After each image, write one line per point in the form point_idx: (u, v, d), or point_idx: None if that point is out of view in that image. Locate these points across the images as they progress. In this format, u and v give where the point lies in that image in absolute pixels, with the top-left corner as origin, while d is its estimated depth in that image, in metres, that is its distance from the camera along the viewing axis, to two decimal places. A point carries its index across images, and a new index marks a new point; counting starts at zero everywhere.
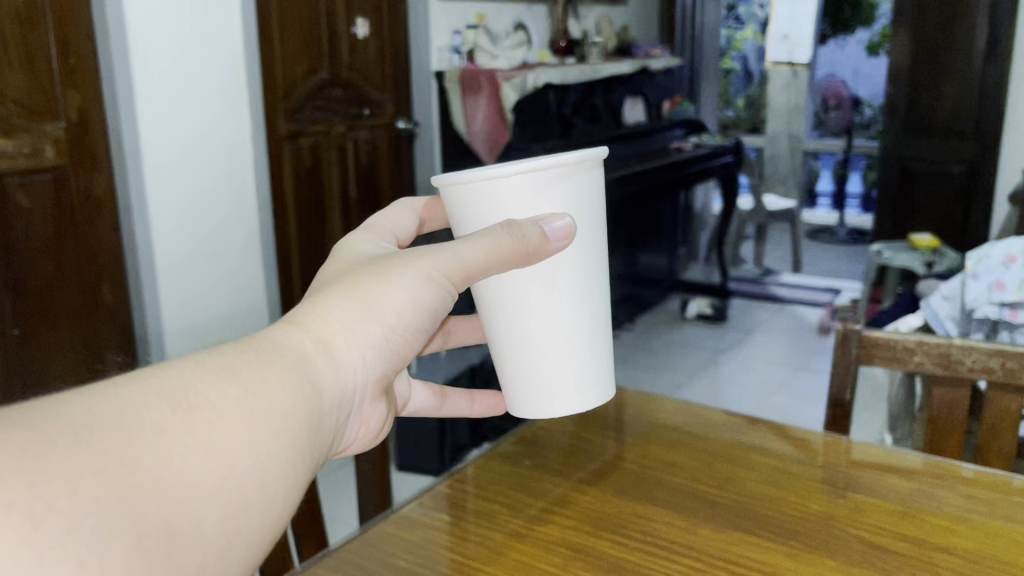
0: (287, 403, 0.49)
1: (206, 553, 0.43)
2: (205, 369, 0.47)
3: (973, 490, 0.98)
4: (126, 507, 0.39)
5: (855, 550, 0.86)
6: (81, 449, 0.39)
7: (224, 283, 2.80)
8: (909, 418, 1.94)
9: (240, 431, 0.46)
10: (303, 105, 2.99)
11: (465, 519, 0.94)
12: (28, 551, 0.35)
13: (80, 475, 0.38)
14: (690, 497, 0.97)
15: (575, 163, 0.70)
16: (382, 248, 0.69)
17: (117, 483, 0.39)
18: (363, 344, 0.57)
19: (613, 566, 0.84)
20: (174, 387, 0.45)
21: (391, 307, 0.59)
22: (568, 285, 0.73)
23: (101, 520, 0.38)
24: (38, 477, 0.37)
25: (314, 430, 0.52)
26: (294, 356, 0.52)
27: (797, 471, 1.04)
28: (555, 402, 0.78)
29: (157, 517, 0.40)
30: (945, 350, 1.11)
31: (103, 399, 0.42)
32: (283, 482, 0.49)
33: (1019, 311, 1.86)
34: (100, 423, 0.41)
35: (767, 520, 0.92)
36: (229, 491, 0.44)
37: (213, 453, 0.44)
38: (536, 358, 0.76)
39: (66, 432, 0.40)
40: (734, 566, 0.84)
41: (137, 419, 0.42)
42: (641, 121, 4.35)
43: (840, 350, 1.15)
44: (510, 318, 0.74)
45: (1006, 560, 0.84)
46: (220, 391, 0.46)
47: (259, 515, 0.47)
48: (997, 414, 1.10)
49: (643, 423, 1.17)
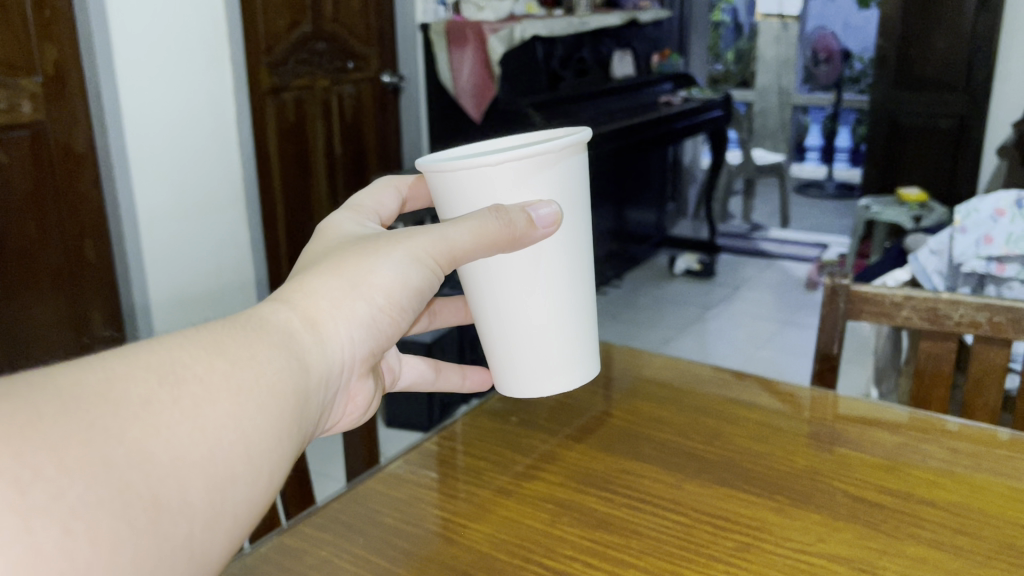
0: (275, 381, 0.47)
1: (194, 525, 0.40)
2: (191, 343, 0.44)
3: (958, 444, 0.98)
4: (113, 478, 0.36)
5: (842, 505, 0.86)
6: (67, 420, 0.36)
7: (209, 240, 2.77)
8: (894, 371, 1.95)
9: (229, 404, 0.43)
10: (285, 59, 2.94)
11: (452, 476, 0.93)
12: (14, 519, 0.33)
13: (67, 445, 0.36)
14: (677, 452, 0.98)
15: (562, 151, 0.67)
16: (368, 227, 0.67)
17: (104, 453, 0.36)
18: (350, 323, 0.55)
19: (599, 521, 0.85)
20: (161, 360, 0.42)
21: (379, 286, 0.56)
22: (553, 267, 0.72)
23: (88, 488, 0.35)
24: (24, 446, 0.34)
25: (302, 407, 0.49)
26: (281, 333, 0.50)
27: (785, 425, 1.04)
28: (540, 381, 0.77)
29: (145, 490, 0.38)
30: (932, 305, 1.11)
31: (88, 371, 0.39)
32: (272, 456, 0.46)
33: (1006, 265, 1.86)
34: (86, 394, 0.38)
35: (754, 475, 0.92)
36: (217, 464, 0.42)
37: (201, 425, 0.41)
38: (521, 339, 0.74)
39: (51, 402, 0.37)
40: (721, 521, 0.84)
41: (124, 391, 0.39)
42: (629, 74, 4.30)
43: (828, 304, 1.15)
44: (497, 301, 0.73)
45: (992, 513, 0.84)
46: (208, 364, 0.44)
47: (247, 489, 0.44)
48: (983, 368, 1.11)
49: (630, 379, 1.17)
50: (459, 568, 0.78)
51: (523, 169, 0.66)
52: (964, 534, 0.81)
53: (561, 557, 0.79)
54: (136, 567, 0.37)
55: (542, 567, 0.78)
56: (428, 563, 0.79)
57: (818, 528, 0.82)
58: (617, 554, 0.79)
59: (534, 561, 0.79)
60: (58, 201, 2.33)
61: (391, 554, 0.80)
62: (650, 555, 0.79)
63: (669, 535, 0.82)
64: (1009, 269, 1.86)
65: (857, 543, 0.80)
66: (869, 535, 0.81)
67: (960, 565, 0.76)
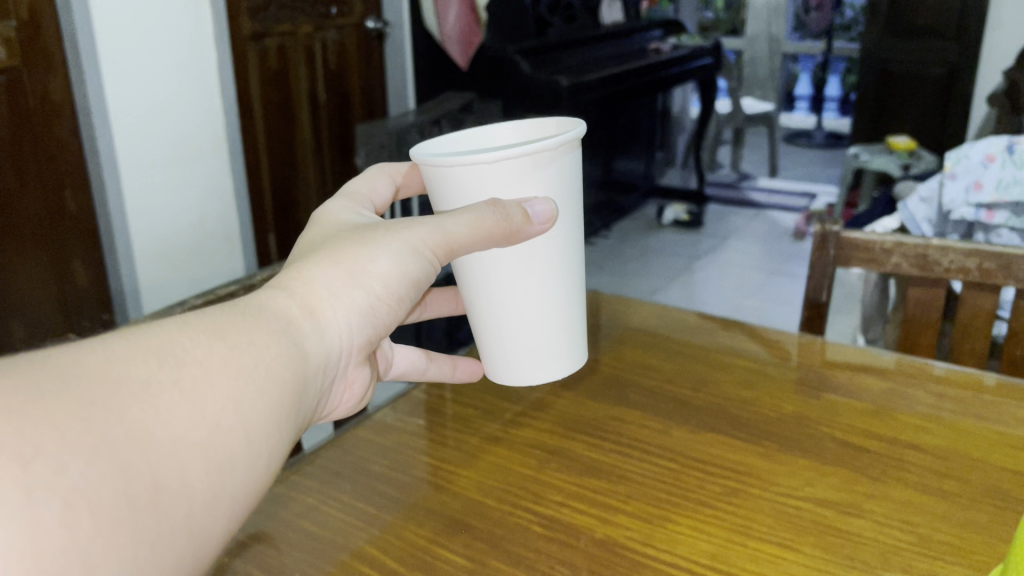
0: (274, 364, 0.48)
1: (192, 506, 0.41)
2: (191, 328, 0.45)
3: (945, 389, 0.98)
4: (113, 456, 0.37)
5: (831, 450, 0.86)
6: (67, 398, 0.37)
7: (193, 191, 2.73)
8: (882, 319, 1.96)
9: (228, 387, 0.44)
10: (267, 4, 2.87)
11: (440, 424, 0.93)
12: (16, 493, 0.33)
13: (70, 422, 0.36)
14: (665, 399, 0.98)
15: (556, 149, 0.67)
16: (364, 215, 0.67)
17: (105, 432, 0.37)
18: (348, 311, 0.56)
19: (588, 467, 0.85)
20: (162, 344, 0.43)
21: (378, 275, 0.57)
22: (549, 258, 0.72)
23: (88, 466, 0.36)
24: (25, 422, 0.35)
25: (299, 392, 0.50)
26: (280, 319, 0.51)
27: (773, 372, 1.04)
28: (531, 371, 0.78)
29: (145, 468, 0.39)
30: (922, 251, 1.11)
31: (89, 352, 0.40)
32: (268, 439, 0.47)
33: (996, 213, 1.85)
34: (86, 373, 0.39)
35: (742, 421, 0.92)
36: (216, 445, 0.43)
37: (201, 407, 0.42)
38: (515, 329, 0.75)
39: (52, 380, 0.38)
40: (710, 466, 0.84)
41: (125, 372, 0.40)
42: (618, 20, 4.24)
43: (818, 251, 1.14)
44: (491, 292, 0.73)
45: (979, 457, 0.85)
46: (207, 348, 0.45)
47: (245, 471, 0.45)
48: (971, 314, 1.11)
49: (619, 327, 1.16)
50: (448, 514, 0.78)
51: (519, 167, 0.67)
52: (951, 478, 0.81)
53: (550, 502, 0.79)
54: (137, 543, 0.38)
55: (532, 512, 0.78)
56: (418, 509, 0.79)
57: (807, 473, 0.82)
58: (606, 500, 0.79)
59: (523, 506, 0.79)
60: (36, 150, 2.29)
61: (380, 501, 0.80)
62: (639, 499, 0.79)
63: (658, 480, 0.82)
64: (998, 216, 1.86)
65: (846, 487, 0.80)
66: (857, 479, 0.81)
67: (947, 509, 0.77)
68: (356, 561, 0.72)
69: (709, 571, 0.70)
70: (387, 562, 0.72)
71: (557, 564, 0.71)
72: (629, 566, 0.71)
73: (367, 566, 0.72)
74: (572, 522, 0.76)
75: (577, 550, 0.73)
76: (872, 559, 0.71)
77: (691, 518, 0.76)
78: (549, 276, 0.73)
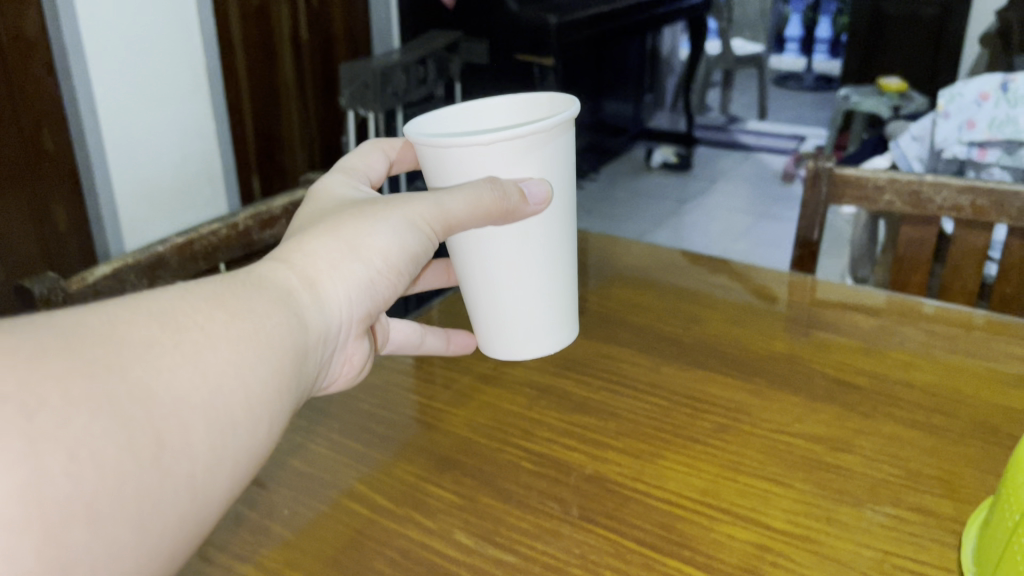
0: (274, 332, 0.48)
1: (195, 466, 0.41)
2: (192, 295, 0.45)
3: (936, 327, 0.98)
4: (116, 412, 0.37)
5: (821, 387, 0.86)
6: (70, 356, 0.37)
7: None
8: (871, 259, 1.96)
9: (227, 352, 0.44)
10: None
11: (429, 362, 0.92)
12: (21, 442, 0.33)
13: (73, 379, 0.37)
14: (655, 336, 0.97)
15: (553, 129, 0.66)
16: (362, 189, 0.67)
17: (107, 389, 0.37)
18: (348, 284, 0.56)
19: (577, 404, 0.84)
20: (162, 310, 0.43)
21: (376, 248, 0.57)
22: (546, 233, 0.71)
23: (92, 419, 0.36)
24: (29, 376, 0.35)
25: (299, 360, 0.50)
26: (279, 291, 0.51)
27: (765, 311, 1.03)
28: (527, 346, 0.77)
29: (147, 423, 0.39)
30: (915, 189, 1.09)
31: (92, 316, 0.41)
32: (269, 404, 0.47)
33: (987, 150, 1.85)
34: (88, 335, 0.39)
35: (733, 358, 0.92)
36: (215, 406, 0.43)
37: (201, 368, 0.42)
38: (511, 304, 0.74)
39: (57, 340, 0.38)
40: (700, 404, 0.84)
41: (126, 335, 0.40)
42: None
43: (811, 188, 1.13)
44: (486, 268, 0.71)
45: (968, 393, 0.85)
46: (206, 314, 0.45)
47: (246, 435, 0.45)
48: (962, 252, 1.11)
49: (609, 266, 1.15)
50: (438, 452, 0.77)
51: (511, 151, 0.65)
52: (942, 413, 0.81)
53: (540, 439, 0.79)
54: (139, 499, 0.38)
55: (522, 449, 0.78)
56: (407, 448, 0.78)
57: (798, 410, 0.82)
58: (596, 436, 0.79)
59: (513, 444, 0.78)
60: None
61: (368, 439, 0.79)
62: (629, 436, 0.79)
63: (647, 416, 0.82)
64: (990, 154, 1.85)
65: (837, 424, 0.80)
66: (849, 416, 0.81)
67: (938, 444, 0.77)
68: (345, 499, 0.72)
69: (700, 506, 0.70)
70: (377, 499, 0.72)
71: (548, 500, 0.71)
72: (618, 500, 0.71)
73: (357, 503, 0.71)
74: (562, 458, 0.76)
75: (567, 486, 0.73)
76: (863, 493, 0.71)
77: (681, 455, 0.76)
78: (537, 254, 0.71)
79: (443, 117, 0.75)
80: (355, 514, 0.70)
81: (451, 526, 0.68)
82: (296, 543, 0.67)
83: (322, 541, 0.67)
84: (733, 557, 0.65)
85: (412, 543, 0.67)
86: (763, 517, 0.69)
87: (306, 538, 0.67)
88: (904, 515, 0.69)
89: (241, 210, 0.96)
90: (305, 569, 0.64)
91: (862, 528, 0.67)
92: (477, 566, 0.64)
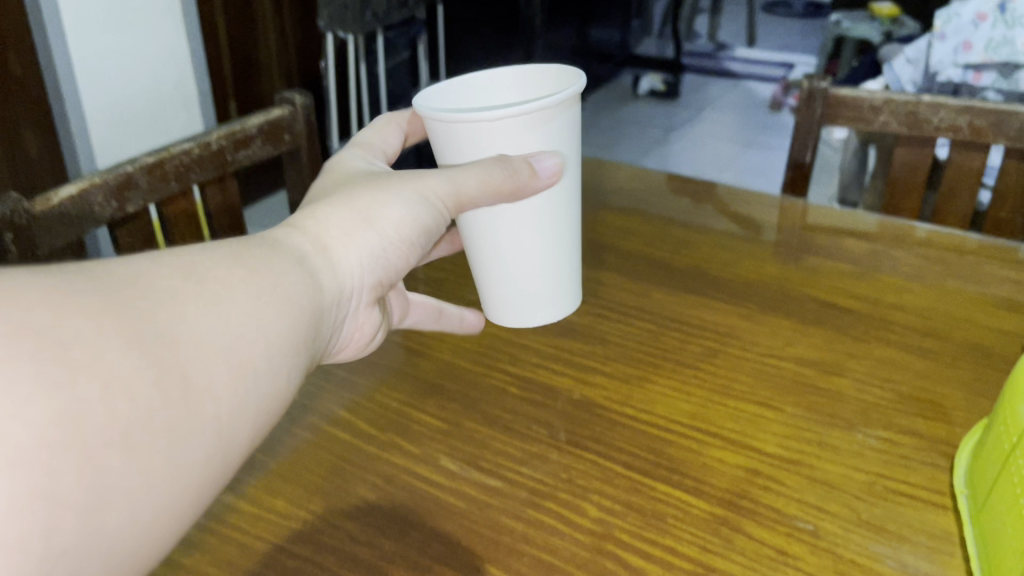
0: (292, 293, 0.46)
1: (223, 414, 0.39)
2: (212, 253, 0.43)
3: (928, 250, 0.96)
4: (146, 349, 0.35)
5: (812, 311, 0.84)
6: (98, 295, 0.35)
7: None
8: (860, 185, 1.93)
9: (248, 305, 0.42)
10: None
11: (412, 288, 0.90)
12: (54, 368, 0.31)
13: (102, 313, 0.34)
14: (644, 261, 0.95)
15: (558, 105, 0.62)
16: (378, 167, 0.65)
17: (135, 326, 0.35)
18: (365, 255, 0.53)
19: (563, 329, 0.82)
20: (185, 262, 0.41)
21: (390, 219, 0.55)
22: (551, 215, 0.68)
23: (122, 352, 0.34)
24: (60, 305, 0.33)
25: (315, 324, 0.48)
26: (294, 255, 0.48)
27: (755, 235, 1.01)
28: (532, 316, 0.76)
29: (175, 361, 0.36)
30: (912, 109, 1.06)
31: (112, 265, 0.38)
32: (290, 361, 0.44)
33: (983, 74, 1.81)
34: (113, 280, 0.37)
35: (723, 283, 0.90)
36: (239, 358, 0.40)
37: (223, 316, 0.40)
38: (519, 280, 0.72)
39: (88, 280, 0.36)
40: (689, 328, 0.82)
41: (149, 283, 0.38)
42: None
43: (805, 108, 1.11)
44: (494, 246, 0.69)
45: (961, 317, 0.83)
46: (225, 269, 0.43)
47: (268, 386, 0.42)
48: (957, 175, 1.08)
49: (596, 190, 1.13)
50: (421, 378, 0.75)
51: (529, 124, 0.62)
52: (933, 337, 0.80)
53: (525, 365, 0.77)
54: (172, 439, 0.35)
55: (507, 375, 0.76)
56: (390, 374, 0.76)
57: (789, 334, 0.81)
58: (583, 361, 0.77)
59: (499, 370, 0.76)
60: None
61: (349, 365, 0.77)
62: (616, 361, 0.77)
63: (635, 341, 0.80)
64: (986, 77, 1.82)
65: (828, 349, 0.79)
66: (840, 340, 0.80)
67: (931, 368, 0.76)
68: (326, 425, 0.70)
69: (690, 430, 0.69)
70: (359, 426, 0.70)
71: (534, 425, 0.70)
72: (606, 425, 0.69)
73: (340, 430, 0.69)
74: (549, 384, 0.74)
75: (554, 411, 0.71)
76: (855, 417, 0.70)
77: (670, 380, 0.75)
78: (548, 233, 0.69)
79: (451, 84, 0.71)
80: (337, 441, 0.68)
81: (436, 452, 0.67)
82: (276, 470, 0.65)
83: (303, 468, 0.65)
84: (723, 481, 0.64)
85: (396, 470, 0.65)
86: (754, 441, 0.68)
87: (287, 466, 0.66)
88: (895, 439, 0.68)
89: (213, 129, 0.91)
90: (285, 496, 0.63)
91: (853, 452, 0.66)
92: (462, 491, 0.63)
